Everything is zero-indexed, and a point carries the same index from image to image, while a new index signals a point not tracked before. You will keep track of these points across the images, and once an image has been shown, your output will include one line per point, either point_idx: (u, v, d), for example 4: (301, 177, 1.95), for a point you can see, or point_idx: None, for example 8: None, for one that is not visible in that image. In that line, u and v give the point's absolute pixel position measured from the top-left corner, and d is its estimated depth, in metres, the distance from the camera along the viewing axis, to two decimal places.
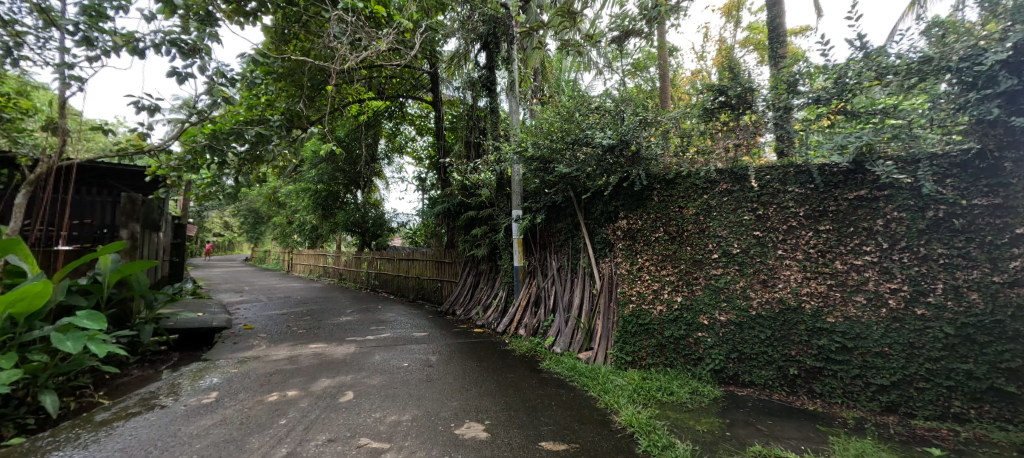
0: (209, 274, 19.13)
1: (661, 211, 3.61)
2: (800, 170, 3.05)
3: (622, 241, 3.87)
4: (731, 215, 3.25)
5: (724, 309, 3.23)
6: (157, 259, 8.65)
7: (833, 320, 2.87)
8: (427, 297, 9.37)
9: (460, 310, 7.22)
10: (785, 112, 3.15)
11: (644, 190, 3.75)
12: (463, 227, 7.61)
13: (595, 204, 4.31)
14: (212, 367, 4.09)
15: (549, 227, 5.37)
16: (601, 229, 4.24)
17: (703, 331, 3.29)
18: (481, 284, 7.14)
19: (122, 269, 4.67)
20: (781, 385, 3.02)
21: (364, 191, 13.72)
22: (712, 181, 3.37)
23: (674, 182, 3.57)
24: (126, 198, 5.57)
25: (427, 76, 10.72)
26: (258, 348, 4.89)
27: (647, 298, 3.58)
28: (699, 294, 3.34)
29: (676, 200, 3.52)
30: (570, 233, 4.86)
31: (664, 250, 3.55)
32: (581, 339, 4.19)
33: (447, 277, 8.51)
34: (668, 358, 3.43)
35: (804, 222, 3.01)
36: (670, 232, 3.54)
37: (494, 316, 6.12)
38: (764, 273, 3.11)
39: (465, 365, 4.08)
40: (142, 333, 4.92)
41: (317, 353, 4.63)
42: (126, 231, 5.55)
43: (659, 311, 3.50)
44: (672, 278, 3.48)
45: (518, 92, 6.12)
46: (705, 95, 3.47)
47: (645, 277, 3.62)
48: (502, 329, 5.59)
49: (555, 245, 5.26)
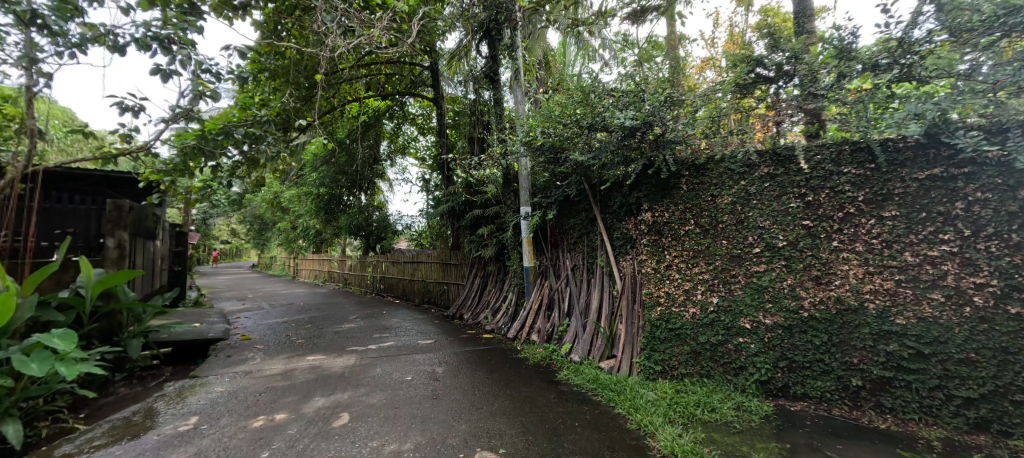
0: (214, 281, 18.98)
1: (691, 202, 3.18)
2: (856, 147, 2.61)
3: (646, 237, 3.45)
4: (775, 203, 2.82)
5: (769, 311, 2.81)
6: (154, 269, 8.37)
7: (904, 322, 2.43)
8: (434, 301, 9.00)
9: (468, 314, 6.85)
10: (839, 80, 2.73)
11: (670, 178, 3.33)
12: (469, 227, 7.24)
13: (614, 196, 3.90)
14: (199, 385, 3.74)
15: (560, 223, 4.97)
16: (620, 224, 3.83)
17: (745, 337, 2.87)
18: (489, 286, 6.75)
19: (103, 280, 4.36)
20: (841, 398, 2.60)
21: (366, 194, 13.38)
22: (750, 165, 2.94)
23: (705, 167, 3.14)
24: (112, 205, 5.24)
25: (427, 72, 10.38)
26: (251, 361, 4.55)
27: (678, 300, 3.17)
28: (739, 294, 2.92)
29: (708, 188, 3.10)
30: (585, 230, 4.46)
31: (696, 246, 3.13)
32: (602, 346, 3.78)
33: (454, 280, 8.13)
34: (704, 368, 3.01)
35: (863, 208, 2.58)
36: (703, 225, 3.12)
37: (504, 320, 5.73)
38: (817, 269, 2.69)
39: (475, 378, 3.69)
40: (129, 348, 4.61)
41: (314, 366, 4.27)
42: (112, 240, 5.22)
43: (692, 314, 3.09)
44: (707, 276, 3.06)
45: (523, 81, 5.72)
46: (739, 68, 3.05)
47: (675, 276, 3.21)
48: (513, 335, 5.20)
49: (568, 243, 4.87)
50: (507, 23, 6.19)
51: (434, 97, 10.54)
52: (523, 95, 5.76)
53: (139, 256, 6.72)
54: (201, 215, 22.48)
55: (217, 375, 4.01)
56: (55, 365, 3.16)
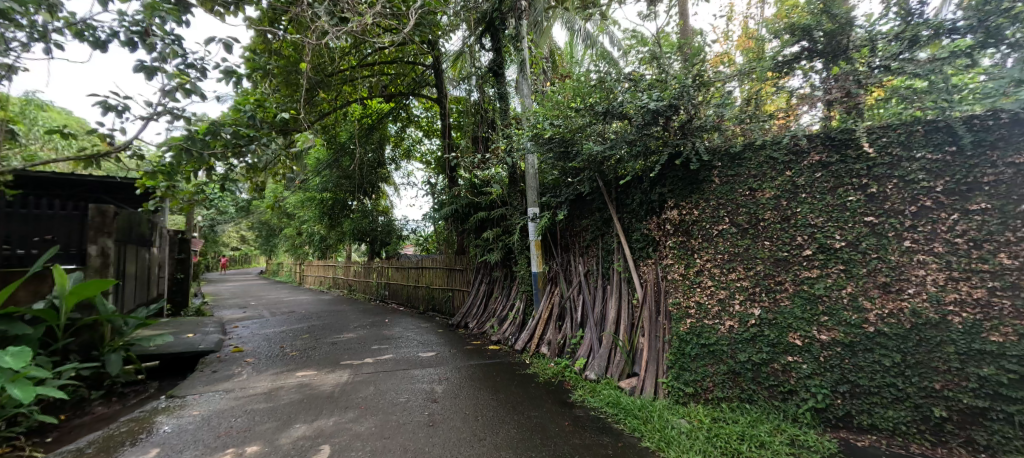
0: (220, 288, 18.83)
1: (725, 197, 2.74)
2: (931, 127, 2.13)
3: (673, 238, 3.02)
4: (829, 197, 2.39)
5: (825, 326, 2.36)
6: (151, 277, 8.13)
7: (1001, 339, 1.93)
8: (439, 308, 8.62)
9: (473, 323, 6.44)
10: (906, 48, 2.31)
11: (700, 170, 2.88)
12: (473, 231, 6.85)
13: (632, 193, 3.48)
14: (174, 407, 3.38)
15: (571, 225, 4.56)
16: (640, 225, 3.39)
17: (796, 355, 2.43)
18: (495, 293, 6.33)
19: (76, 290, 4.03)
20: (920, 432, 2.13)
21: (370, 198, 13.00)
22: (798, 152, 2.50)
23: (742, 156, 2.69)
24: (93, 210, 4.94)
25: (431, 73, 10.09)
26: (237, 378, 4.19)
27: (712, 312, 2.72)
28: (787, 305, 2.47)
29: (746, 181, 2.66)
30: (599, 231, 4.04)
31: (733, 248, 2.68)
32: (621, 363, 3.33)
33: (459, 286, 7.74)
34: (745, 391, 2.57)
35: (942, 200, 2.10)
36: (740, 224, 2.67)
37: (512, 330, 5.31)
38: (885, 274, 2.23)
39: (478, 400, 3.26)
40: (107, 364, 4.28)
41: (303, 383, 3.90)
42: (95, 248, 4.91)
43: (729, 328, 2.65)
44: (747, 284, 2.61)
45: (530, 72, 5.32)
46: (780, 43, 2.66)
47: (707, 283, 2.77)
48: (521, 347, 4.78)
49: (580, 246, 4.45)
50: (511, 12, 5.81)
51: (437, 97, 10.21)
52: (530, 88, 5.36)
53: (130, 264, 6.44)
54: (208, 221, 22.42)
55: (196, 394, 3.65)
56: (5, 387, 2.82)
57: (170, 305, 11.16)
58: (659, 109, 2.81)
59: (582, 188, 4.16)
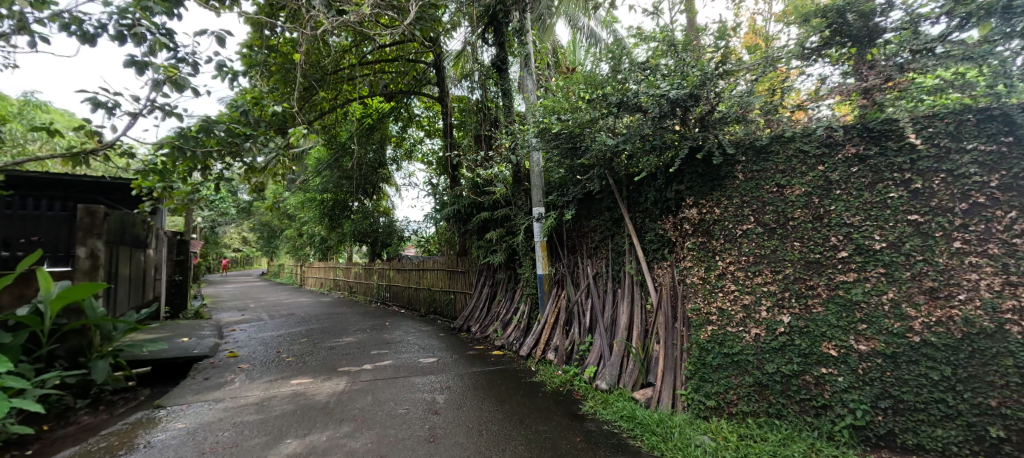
0: (220, 290, 18.73)
1: (750, 195, 2.53)
2: (985, 116, 1.91)
3: (691, 239, 2.82)
4: (867, 193, 2.17)
5: (864, 335, 2.14)
6: (148, 279, 7.96)
7: None
8: (440, 311, 8.42)
9: (475, 327, 6.24)
10: (954, 29, 2.10)
11: (722, 166, 2.68)
12: (476, 231, 6.65)
13: (646, 191, 3.28)
14: (160, 419, 3.18)
15: (579, 225, 4.36)
16: (654, 225, 3.18)
17: (830, 367, 2.21)
18: (498, 296, 6.12)
19: (63, 294, 3.84)
20: (974, 454, 1.87)
21: (371, 199, 13.03)
22: (831, 145, 2.29)
23: (768, 151, 2.49)
24: (83, 211, 4.77)
25: (432, 71, 9.92)
26: (229, 386, 4.00)
27: (736, 319, 2.51)
28: (820, 312, 2.26)
29: (774, 177, 2.45)
30: (609, 231, 3.84)
31: (759, 250, 2.47)
32: (634, 372, 3.12)
33: (461, 288, 7.54)
34: (773, 405, 2.35)
35: (997, 196, 1.87)
36: (767, 223, 2.46)
37: (516, 334, 5.10)
38: (931, 279, 1.99)
39: (482, 412, 3.05)
40: (95, 371, 4.09)
41: (297, 392, 3.69)
42: (84, 249, 4.70)
43: (754, 336, 2.44)
44: (775, 289, 2.40)
45: (534, 66, 5.13)
46: (810, 27, 2.47)
47: (730, 288, 2.56)
48: (526, 352, 4.57)
49: (588, 248, 4.25)
50: (515, 6, 5.64)
51: (439, 96, 10.04)
52: (534, 83, 5.17)
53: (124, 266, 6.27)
54: (209, 223, 22.30)
55: (185, 404, 3.46)
56: None
57: (169, 308, 11.01)
58: (678, 99, 2.60)
59: (590, 186, 3.97)
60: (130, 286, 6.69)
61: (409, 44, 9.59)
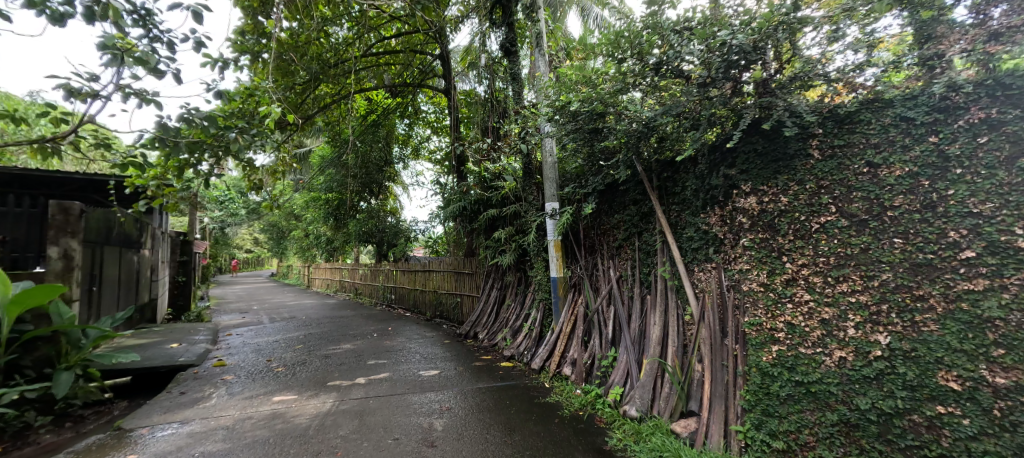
0: (228, 290, 18.69)
1: (830, 178, 1.97)
2: None
3: (748, 235, 2.27)
4: (1002, 171, 1.54)
5: (1002, 364, 1.50)
6: (143, 280, 7.62)
7: None
8: (446, 315, 7.94)
9: (483, 334, 5.73)
10: None
11: (788, 139, 2.13)
12: (483, 231, 6.15)
13: (686, 179, 2.73)
14: (113, 445, 2.72)
15: (600, 222, 3.83)
16: (694, 219, 2.62)
17: (950, 406, 1.60)
18: (507, 301, 5.60)
19: (19, 298, 3.43)
20: None
21: (377, 198, 12.70)
22: (947, 109, 1.69)
23: (853, 120, 1.94)
24: (55, 207, 4.37)
25: (438, 64, 9.47)
26: (206, 403, 3.55)
27: (812, 338, 1.95)
28: (933, 332, 1.66)
29: (861, 153, 1.90)
30: (636, 228, 3.31)
31: (842, 249, 1.91)
32: (671, 397, 2.57)
33: (468, 291, 7.04)
34: (867, 454, 1.78)
35: None
36: (854, 214, 1.89)
37: (527, 344, 4.58)
38: None
39: (489, 445, 2.53)
40: (59, 384, 3.66)
41: (276, 413, 3.21)
42: (56, 249, 4.31)
43: (838, 361, 1.88)
44: (867, 299, 1.83)
45: (546, 45, 4.60)
46: None
47: (803, 297, 2.00)
48: (539, 365, 4.04)
49: (610, 247, 3.72)
50: None
51: (444, 90, 9.64)
52: (547, 65, 4.63)
53: (110, 267, 5.89)
54: (219, 223, 22.27)
55: (149, 427, 3.01)
56: None
57: (171, 309, 10.73)
58: (737, 55, 2.06)
59: (615, 174, 3.45)
60: (119, 287, 6.32)
61: (414, 35, 9.19)
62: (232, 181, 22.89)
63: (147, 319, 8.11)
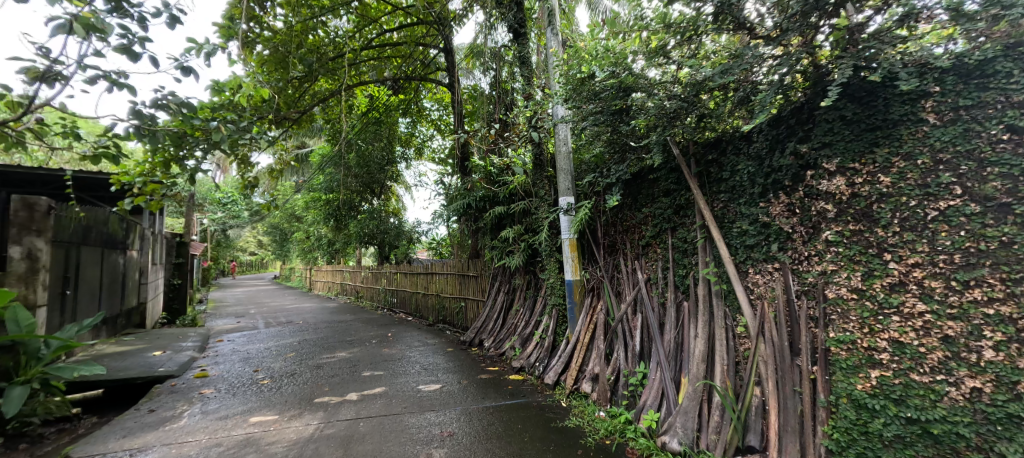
0: (229, 293, 18.33)
1: (951, 149, 1.47)
2: None
3: (831, 227, 1.78)
4: None
5: None
6: (130, 284, 7.22)
7: None
8: (450, 320, 7.50)
9: (489, 342, 5.26)
10: None
11: (886, 101, 1.62)
12: (489, 230, 5.69)
13: (738, 161, 2.25)
14: None
15: (623, 217, 3.37)
16: (750, 210, 2.14)
17: None
18: (515, 306, 5.13)
19: None
20: None
21: (379, 198, 12.30)
22: None
23: (984, 72, 1.43)
24: (19, 203, 3.98)
25: (441, 57, 9.03)
26: (174, 425, 3.09)
27: (931, 362, 1.46)
28: None
29: (998, 114, 1.39)
30: (669, 223, 2.84)
31: (972, 243, 1.41)
32: (723, 428, 2.10)
33: (473, 295, 6.57)
34: None
35: None
36: (991, 196, 1.39)
37: (538, 355, 4.11)
38: None
39: None
40: (13, 398, 3.22)
41: (248, 439, 2.75)
42: (18, 248, 3.89)
43: (970, 394, 1.39)
44: (1013, 312, 1.33)
45: (559, 24, 4.14)
46: None
47: (915, 308, 1.50)
48: (553, 380, 3.57)
49: (635, 246, 3.26)
50: None
51: (447, 85, 9.21)
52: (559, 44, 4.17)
53: (88, 269, 5.49)
54: (221, 226, 22.01)
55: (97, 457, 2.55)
56: None
57: (166, 313, 10.34)
58: None
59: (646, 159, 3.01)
60: (100, 291, 5.92)
61: (416, 27, 8.77)
62: (234, 182, 22.67)
63: (135, 324, 7.69)
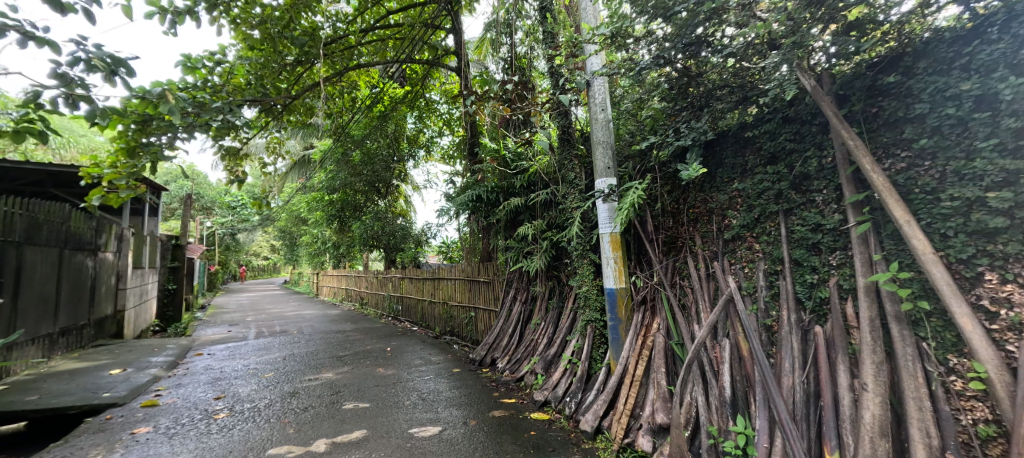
0: (233, 299, 17.61)
1: None
2: None
3: None
4: None
5: None
6: (101, 291, 6.43)
7: None
8: (458, 333, 6.53)
9: (503, 363, 4.29)
10: None
11: None
12: (504, 228, 4.71)
13: (951, 77, 1.37)
14: None
15: (692, 201, 2.41)
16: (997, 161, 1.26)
17: None
18: (535, 318, 4.14)
19: None
20: None
21: (386, 198, 11.32)
22: None
23: None
24: None
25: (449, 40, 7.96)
26: None
27: None
28: None
29: None
30: (780, 202, 1.89)
31: None
32: None
33: (484, 304, 5.62)
34: None
35: None
36: None
37: (567, 387, 3.12)
38: None
39: None
40: None
41: None
42: None
43: None
44: None
45: None
46: None
47: None
48: (592, 427, 2.57)
49: (711, 241, 2.29)
50: None
51: (456, 72, 8.21)
52: None
53: (37, 273, 4.71)
54: (229, 229, 21.49)
55: None
56: None
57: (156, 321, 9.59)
58: None
59: (747, 104, 2.09)
60: (57, 301, 5.15)
61: (422, 7, 7.83)
62: None
63: (110, 335, 6.92)
